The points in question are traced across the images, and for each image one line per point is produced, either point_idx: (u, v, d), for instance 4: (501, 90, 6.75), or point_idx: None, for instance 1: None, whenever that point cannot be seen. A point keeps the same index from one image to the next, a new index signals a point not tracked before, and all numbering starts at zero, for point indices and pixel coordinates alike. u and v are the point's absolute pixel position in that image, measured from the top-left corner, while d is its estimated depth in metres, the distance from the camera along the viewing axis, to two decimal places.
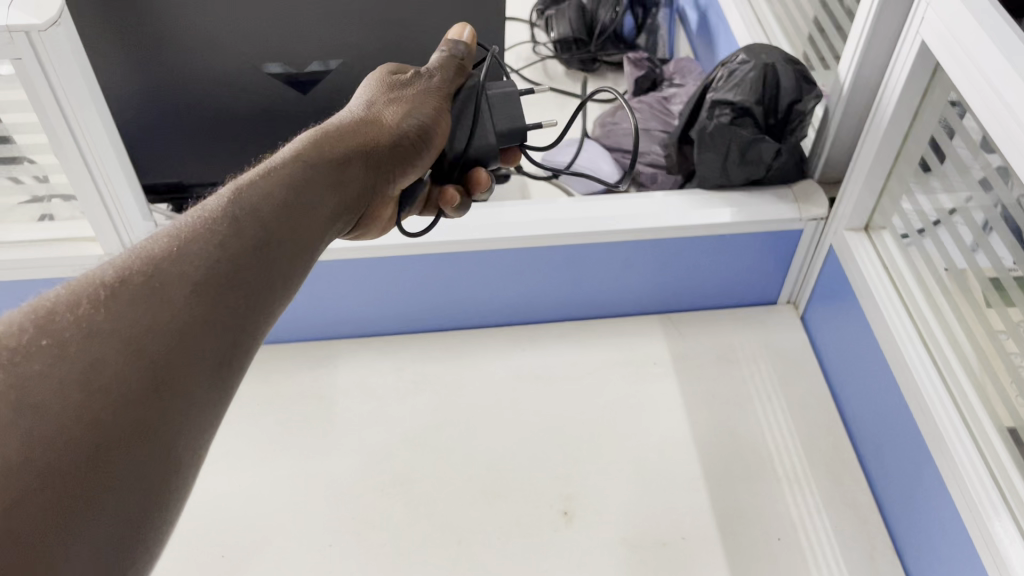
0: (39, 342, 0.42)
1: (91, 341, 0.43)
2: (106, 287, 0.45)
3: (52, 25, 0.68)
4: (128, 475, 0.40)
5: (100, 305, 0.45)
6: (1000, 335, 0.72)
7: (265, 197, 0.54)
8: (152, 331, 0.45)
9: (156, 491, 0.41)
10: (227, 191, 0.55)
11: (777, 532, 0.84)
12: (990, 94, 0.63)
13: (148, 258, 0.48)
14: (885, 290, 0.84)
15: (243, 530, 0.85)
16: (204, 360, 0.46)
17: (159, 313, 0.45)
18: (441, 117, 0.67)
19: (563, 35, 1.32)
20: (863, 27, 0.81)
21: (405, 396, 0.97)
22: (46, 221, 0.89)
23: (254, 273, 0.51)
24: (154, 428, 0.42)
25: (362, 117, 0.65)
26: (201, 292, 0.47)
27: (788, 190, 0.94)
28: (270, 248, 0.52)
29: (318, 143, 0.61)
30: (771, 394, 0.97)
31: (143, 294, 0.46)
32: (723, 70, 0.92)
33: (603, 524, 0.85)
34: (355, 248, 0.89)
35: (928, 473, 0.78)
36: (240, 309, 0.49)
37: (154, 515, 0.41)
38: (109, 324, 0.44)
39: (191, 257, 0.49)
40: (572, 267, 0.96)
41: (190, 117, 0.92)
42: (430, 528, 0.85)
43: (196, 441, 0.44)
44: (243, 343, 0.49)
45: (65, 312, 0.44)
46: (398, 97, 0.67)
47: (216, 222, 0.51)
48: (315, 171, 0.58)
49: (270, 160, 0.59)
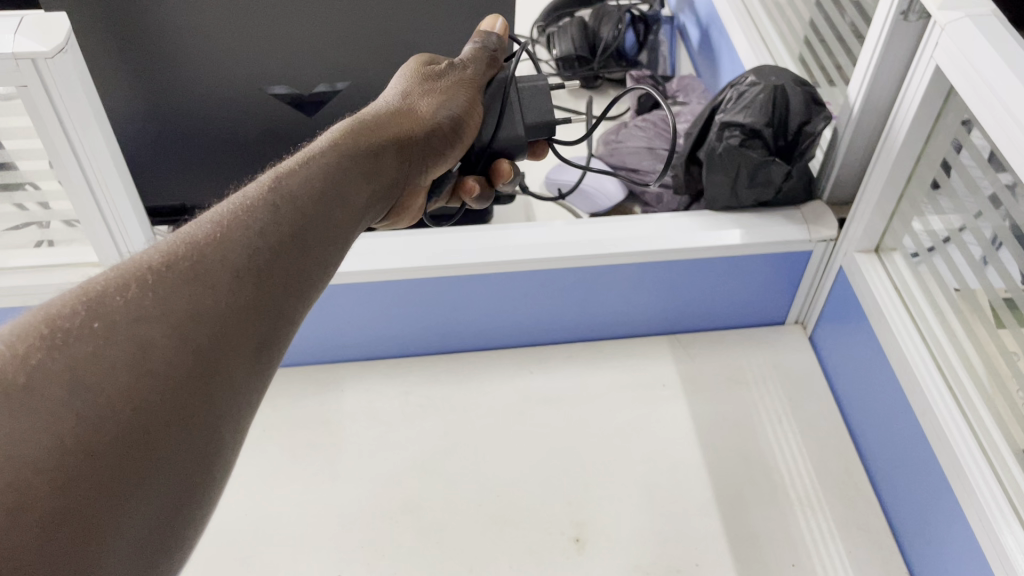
0: (90, 326, 0.40)
1: (139, 324, 0.41)
2: (152, 272, 0.44)
3: (59, 52, 0.67)
4: (170, 459, 0.39)
5: (149, 288, 0.43)
6: (1013, 356, 0.71)
7: (305, 184, 0.53)
8: (199, 317, 0.43)
9: (195, 476, 0.40)
10: (267, 177, 0.53)
11: (791, 558, 0.83)
12: (1005, 117, 0.62)
13: (192, 242, 0.47)
14: (897, 313, 0.84)
15: (250, 560, 0.84)
16: (243, 348, 0.45)
17: (205, 299, 0.44)
18: (473, 110, 0.67)
19: (565, 52, 1.31)
20: (875, 45, 0.80)
21: (412, 420, 0.95)
22: (45, 246, 0.86)
23: (295, 261, 0.50)
24: (196, 416, 0.41)
25: (396, 108, 0.64)
26: (243, 280, 0.46)
27: (797, 212, 0.94)
28: (310, 235, 0.51)
29: (353, 133, 0.60)
30: (780, 416, 0.96)
31: (189, 280, 0.44)
32: (732, 91, 0.92)
33: (615, 550, 0.84)
34: (361, 272, 0.88)
35: (943, 496, 0.77)
36: (281, 297, 0.48)
37: (193, 499, 0.40)
38: (157, 307, 0.42)
39: (234, 242, 0.47)
40: (580, 290, 0.96)
41: (194, 140, 0.91)
42: (440, 556, 0.84)
43: (235, 426, 0.44)
44: (282, 331, 0.48)
45: (114, 294, 0.42)
46: (432, 89, 0.66)
47: (257, 207, 0.50)
48: (350, 161, 0.58)
49: (307, 147, 0.58)
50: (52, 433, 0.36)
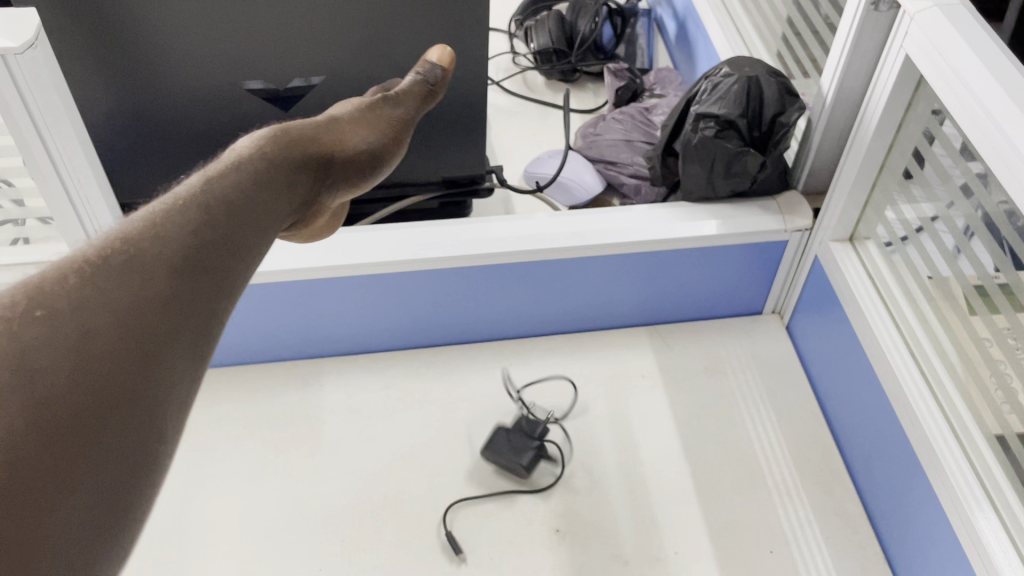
0: (33, 314, 0.40)
1: (79, 314, 0.41)
2: (90, 264, 0.44)
3: (30, 48, 0.67)
4: (106, 456, 0.39)
5: (89, 280, 0.43)
6: (986, 343, 0.72)
7: (241, 181, 0.54)
8: (139, 310, 0.43)
9: (133, 474, 0.40)
10: (203, 175, 0.53)
11: (769, 544, 0.84)
12: (979, 114, 0.63)
13: (132, 235, 0.46)
14: (871, 301, 0.85)
15: (230, 557, 0.84)
16: (182, 336, 0.45)
17: (143, 292, 0.44)
18: (394, 144, 0.73)
19: (542, 46, 1.32)
20: (846, 37, 0.81)
21: (393, 414, 0.96)
22: (19, 244, 0.85)
23: (231, 261, 0.49)
24: (135, 412, 0.41)
25: (325, 124, 0.67)
26: (183, 274, 0.46)
27: (772, 201, 0.95)
28: (247, 230, 0.51)
29: (282, 139, 0.61)
30: (759, 404, 0.97)
31: (127, 273, 0.44)
32: (707, 83, 0.93)
33: (594, 538, 0.85)
34: (339, 266, 0.88)
35: (917, 480, 0.79)
36: (217, 297, 0.48)
37: (130, 497, 0.39)
38: (97, 299, 0.42)
39: (174, 237, 0.47)
40: (558, 281, 0.96)
41: (170, 135, 0.90)
42: (421, 549, 0.84)
43: (176, 426, 0.43)
44: (217, 330, 0.48)
45: (55, 284, 0.42)
46: (366, 116, 0.71)
47: (195, 202, 0.50)
48: (286, 167, 0.59)
49: (237, 148, 0.58)
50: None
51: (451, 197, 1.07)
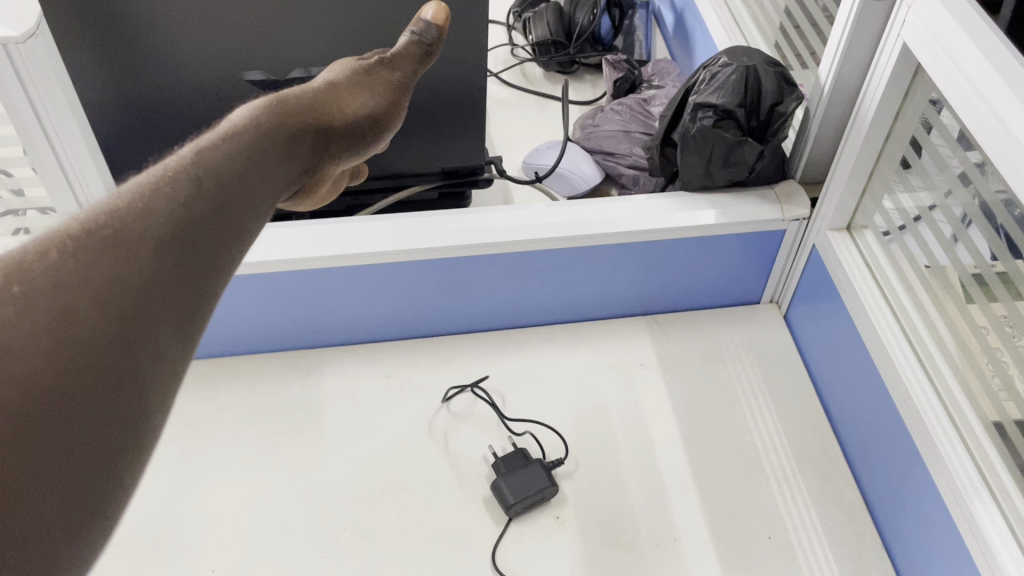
0: (10, 290, 0.39)
1: (60, 290, 0.40)
2: (72, 239, 0.43)
3: (31, 37, 0.67)
4: (88, 433, 0.38)
5: (69, 255, 0.42)
6: (983, 330, 0.73)
7: (229, 155, 0.53)
8: (121, 283, 0.42)
9: (116, 450, 0.39)
10: (189, 150, 0.52)
11: (768, 530, 0.85)
12: (981, 104, 0.63)
13: (115, 210, 0.45)
14: (869, 290, 0.85)
15: (233, 545, 0.84)
16: (167, 315, 0.44)
17: (125, 266, 0.43)
18: (393, 107, 0.75)
19: (541, 38, 1.32)
20: (844, 29, 0.81)
21: (394, 403, 0.96)
22: (20, 235, 0.82)
23: (216, 233, 0.48)
24: (117, 389, 0.40)
25: (326, 93, 0.69)
26: (167, 248, 0.45)
27: (770, 190, 0.95)
28: (234, 204, 0.51)
29: (272, 115, 0.61)
30: (756, 392, 0.97)
31: (109, 247, 0.43)
32: (705, 73, 0.93)
33: (593, 525, 0.85)
34: (340, 256, 0.88)
35: (914, 465, 0.79)
36: (202, 268, 0.47)
37: (113, 473, 0.39)
38: (77, 273, 0.41)
39: (157, 212, 0.46)
40: (557, 271, 0.96)
41: (170, 126, 0.90)
42: (422, 536, 0.85)
43: (162, 400, 0.43)
44: (204, 301, 0.47)
45: (34, 261, 0.41)
46: (360, 83, 0.73)
47: (178, 177, 0.49)
48: (274, 139, 0.59)
49: (227, 123, 0.58)
50: None
51: (451, 187, 1.08)
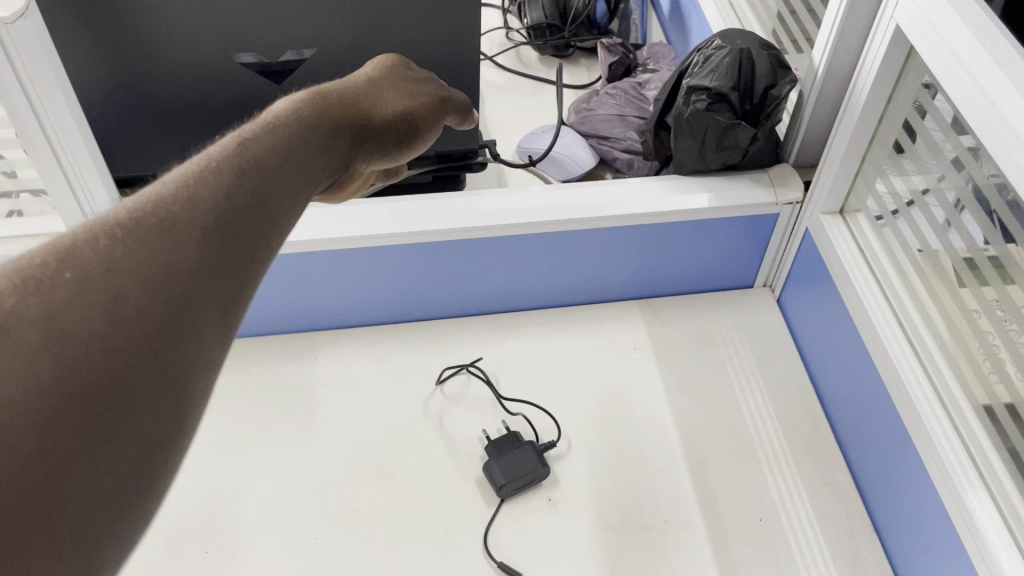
0: (62, 275, 0.36)
1: (111, 274, 0.37)
2: (121, 225, 0.39)
3: (20, 17, 0.67)
4: (136, 425, 0.35)
5: (118, 241, 0.39)
6: (976, 315, 0.73)
7: (270, 146, 0.50)
8: (170, 271, 0.39)
9: (162, 443, 0.36)
10: (229, 140, 0.49)
11: (759, 513, 0.86)
12: (975, 89, 0.62)
13: (161, 197, 0.42)
14: (861, 273, 0.85)
15: (227, 527, 0.84)
16: (210, 303, 0.41)
17: (173, 254, 0.40)
18: (426, 109, 0.73)
19: (536, 21, 1.33)
20: (835, 17, 0.82)
21: (387, 386, 0.96)
22: (14, 217, 0.84)
23: (258, 224, 0.45)
24: (165, 381, 0.37)
25: (363, 88, 0.67)
26: (212, 237, 0.42)
27: (764, 174, 0.95)
28: (276, 194, 0.48)
29: (311, 107, 0.58)
30: (749, 376, 0.98)
31: (157, 234, 0.40)
32: (699, 56, 0.93)
33: (585, 506, 0.86)
34: (332, 240, 0.88)
35: (904, 447, 0.80)
36: (245, 260, 0.44)
37: (157, 467, 0.36)
38: (128, 259, 0.38)
39: (201, 199, 0.43)
40: (551, 255, 0.96)
41: (163, 109, 0.90)
42: (415, 517, 0.85)
43: (203, 393, 0.40)
44: (245, 292, 0.44)
45: (85, 245, 0.37)
46: (392, 84, 0.71)
47: (221, 168, 0.46)
48: (311, 132, 0.56)
49: (268, 114, 0.55)
50: (30, 378, 0.32)
51: (445, 171, 1.07)
